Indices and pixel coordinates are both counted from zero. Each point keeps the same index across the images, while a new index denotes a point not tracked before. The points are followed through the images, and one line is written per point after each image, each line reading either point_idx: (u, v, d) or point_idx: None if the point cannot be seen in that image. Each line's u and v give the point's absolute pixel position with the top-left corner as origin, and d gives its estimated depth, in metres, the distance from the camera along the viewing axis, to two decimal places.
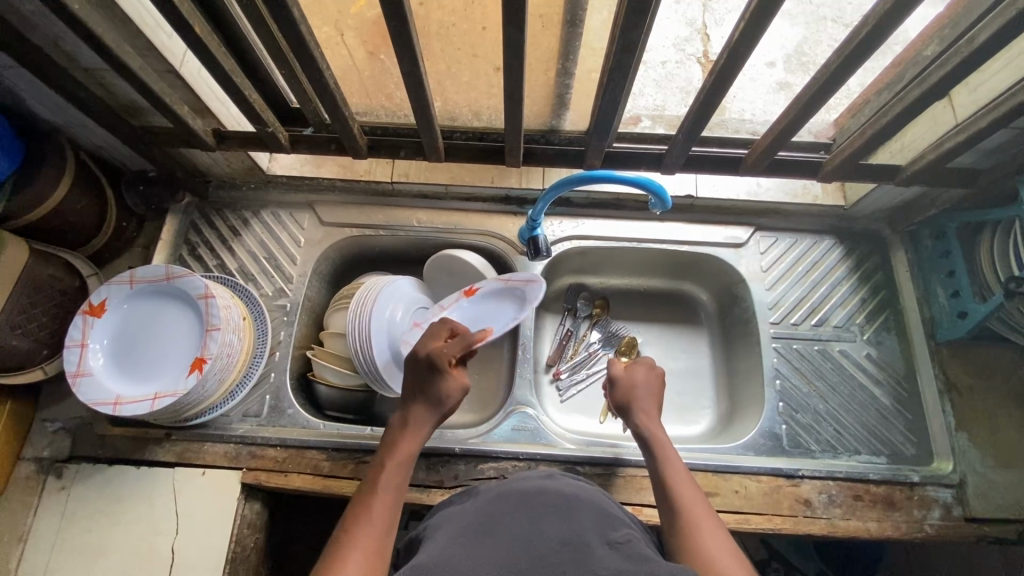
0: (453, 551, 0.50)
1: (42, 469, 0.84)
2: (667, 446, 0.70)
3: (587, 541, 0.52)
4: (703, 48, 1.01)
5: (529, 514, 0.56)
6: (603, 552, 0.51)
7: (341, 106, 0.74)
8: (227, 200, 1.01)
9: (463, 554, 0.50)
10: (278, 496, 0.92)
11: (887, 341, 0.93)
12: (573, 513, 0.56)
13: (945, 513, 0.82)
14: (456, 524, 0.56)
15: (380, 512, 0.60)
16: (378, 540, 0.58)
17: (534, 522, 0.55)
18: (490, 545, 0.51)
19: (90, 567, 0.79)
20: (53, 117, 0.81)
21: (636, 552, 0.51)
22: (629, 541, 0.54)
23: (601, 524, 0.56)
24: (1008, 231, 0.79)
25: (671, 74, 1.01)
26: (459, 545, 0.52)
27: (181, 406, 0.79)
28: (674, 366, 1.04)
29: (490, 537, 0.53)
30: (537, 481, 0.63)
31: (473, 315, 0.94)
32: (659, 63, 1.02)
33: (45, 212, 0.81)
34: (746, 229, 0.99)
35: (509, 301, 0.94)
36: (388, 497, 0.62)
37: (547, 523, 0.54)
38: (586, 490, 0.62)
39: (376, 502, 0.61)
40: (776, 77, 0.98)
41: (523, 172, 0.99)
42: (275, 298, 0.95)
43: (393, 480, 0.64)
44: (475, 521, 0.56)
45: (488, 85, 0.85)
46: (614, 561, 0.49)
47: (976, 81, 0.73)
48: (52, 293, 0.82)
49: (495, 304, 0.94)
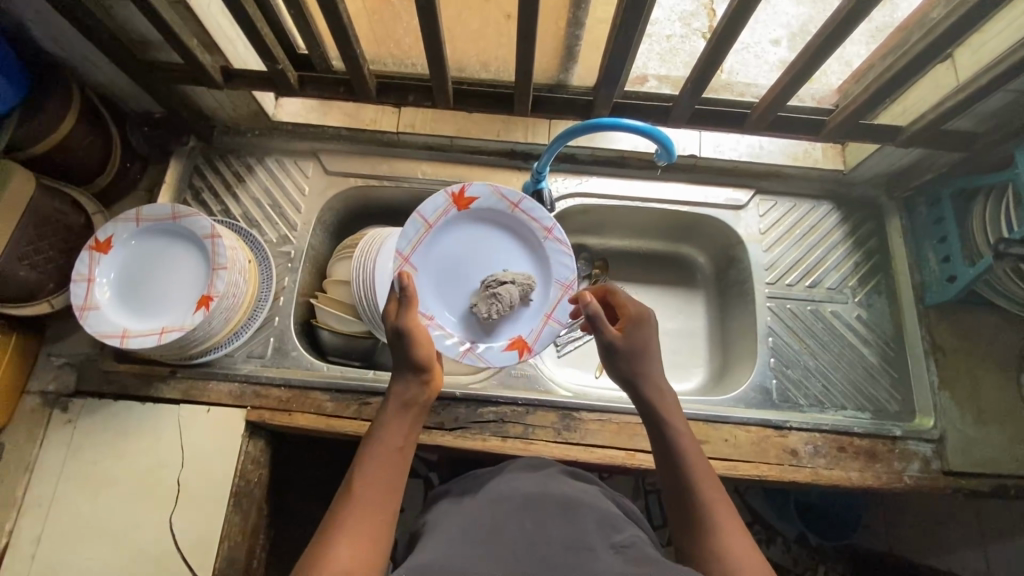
0: (460, 553, 0.52)
1: (48, 403, 0.86)
2: (676, 431, 0.67)
3: (592, 544, 0.54)
4: (710, 22, 0.95)
5: (532, 517, 0.57)
6: (607, 555, 0.53)
7: (353, 45, 0.73)
8: (232, 146, 1.00)
9: (471, 558, 0.52)
10: (281, 437, 0.94)
11: (877, 303, 0.96)
12: (577, 515, 0.58)
13: (924, 466, 0.85)
14: (456, 524, 0.57)
15: (371, 494, 0.58)
16: (371, 524, 0.56)
17: (538, 525, 0.56)
18: (498, 552, 0.53)
19: (97, 497, 0.81)
20: (59, 50, 0.81)
21: (639, 554, 0.54)
22: (633, 542, 0.56)
23: (603, 525, 0.57)
24: (1000, 196, 0.81)
25: (676, 49, 0.98)
26: (462, 544, 0.54)
27: (188, 342, 0.80)
28: (669, 326, 1.07)
29: (495, 540, 0.54)
30: (535, 483, 0.64)
31: (462, 227, 0.86)
32: (664, 37, 0.98)
33: (48, 147, 0.81)
34: (747, 191, 1.00)
35: (512, 232, 0.87)
36: (382, 480, 0.59)
37: (551, 526, 0.56)
38: (586, 493, 0.63)
39: (365, 482, 0.59)
40: (779, 56, 0.95)
41: (530, 128, 0.99)
42: (279, 245, 0.96)
43: (387, 463, 0.61)
44: (478, 524, 0.57)
45: (498, 33, 0.84)
46: (619, 565, 0.52)
47: (979, 41, 0.74)
48: (57, 227, 0.83)
49: (486, 219, 0.86)
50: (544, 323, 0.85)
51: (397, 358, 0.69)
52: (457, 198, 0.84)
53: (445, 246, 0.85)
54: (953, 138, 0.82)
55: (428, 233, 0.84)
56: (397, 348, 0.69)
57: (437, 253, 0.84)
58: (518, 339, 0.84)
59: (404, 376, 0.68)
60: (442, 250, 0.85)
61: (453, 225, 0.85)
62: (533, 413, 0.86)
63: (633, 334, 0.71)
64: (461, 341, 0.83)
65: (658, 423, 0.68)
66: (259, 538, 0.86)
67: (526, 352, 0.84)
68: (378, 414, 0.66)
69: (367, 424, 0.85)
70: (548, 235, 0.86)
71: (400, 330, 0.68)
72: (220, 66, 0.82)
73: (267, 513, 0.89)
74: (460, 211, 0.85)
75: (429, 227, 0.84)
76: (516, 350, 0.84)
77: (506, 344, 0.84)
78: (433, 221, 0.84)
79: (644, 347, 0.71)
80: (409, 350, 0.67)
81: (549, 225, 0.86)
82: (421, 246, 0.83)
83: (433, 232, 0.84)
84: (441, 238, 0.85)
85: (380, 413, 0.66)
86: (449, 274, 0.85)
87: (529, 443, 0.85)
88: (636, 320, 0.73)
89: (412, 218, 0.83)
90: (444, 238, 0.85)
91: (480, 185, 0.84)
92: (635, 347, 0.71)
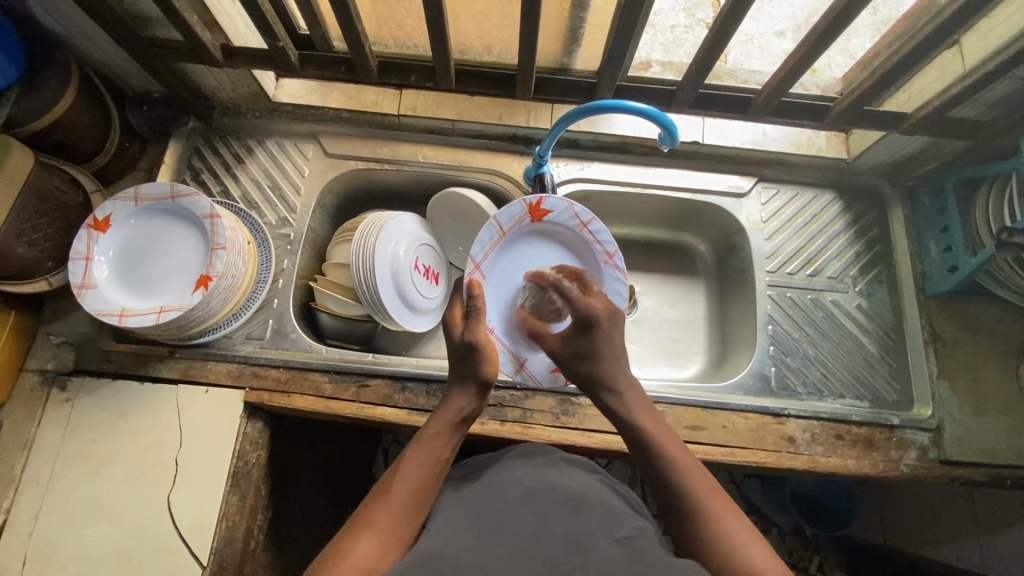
0: (461, 546, 0.51)
1: (46, 381, 0.86)
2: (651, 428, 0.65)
3: (594, 540, 0.52)
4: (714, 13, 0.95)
5: (534, 509, 0.56)
6: (610, 550, 0.51)
7: (355, 23, 0.73)
8: (232, 127, 1.00)
9: (473, 550, 0.51)
10: (279, 419, 0.94)
11: (878, 293, 0.96)
12: (581, 509, 0.56)
13: (920, 454, 0.86)
14: (457, 516, 0.57)
15: (405, 492, 0.57)
16: (399, 521, 0.56)
17: (540, 517, 0.55)
18: (499, 544, 0.52)
19: (95, 475, 0.81)
20: (58, 26, 0.80)
21: (643, 547, 0.52)
22: (636, 536, 0.54)
23: (607, 519, 0.56)
24: (1004, 186, 0.80)
25: (679, 39, 0.97)
26: (461, 538, 0.52)
27: (187, 322, 0.80)
28: (669, 314, 1.07)
29: (497, 531, 0.53)
30: (540, 474, 0.63)
31: (531, 238, 0.85)
32: (668, 27, 0.97)
33: (45, 123, 0.80)
34: (750, 178, 0.99)
35: (580, 250, 0.86)
36: (420, 480, 0.59)
37: (553, 519, 0.54)
38: (590, 486, 0.62)
39: (401, 480, 0.58)
40: (783, 47, 0.94)
41: (533, 111, 0.98)
42: (279, 227, 0.95)
43: (428, 465, 0.61)
44: (479, 514, 0.56)
45: (502, 14, 0.84)
46: (622, 559, 0.50)
47: (986, 28, 0.73)
48: (56, 205, 0.82)
49: (558, 233, 0.85)
50: None
51: (461, 371, 0.69)
52: (533, 208, 0.82)
53: (512, 257, 0.85)
54: (959, 126, 0.81)
55: (499, 239, 0.84)
56: (462, 361, 0.69)
57: (504, 263, 0.85)
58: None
59: (463, 387, 0.68)
60: (511, 259, 0.85)
61: (524, 235, 0.85)
62: (531, 398, 0.86)
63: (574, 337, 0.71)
64: (514, 356, 0.83)
65: (633, 423, 0.65)
66: (257, 518, 0.86)
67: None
68: (430, 419, 0.66)
69: (366, 407, 0.85)
70: (609, 260, 0.84)
71: (468, 342, 0.70)
72: (220, 43, 0.81)
73: (265, 494, 0.89)
74: (533, 222, 0.84)
75: (501, 235, 0.84)
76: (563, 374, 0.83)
77: (554, 365, 0.83)
78: (506, 228, 0.84)
79: (590, 352, 0.69)
80: (476, 365, 0.67)
81: (612, 250, 0.84)
82: (490, 252, 0.84)
83: (505, 239, 0.84)
84: (510, 247, 0.85)
85: (432, 418, 0.66)
86: (509, 284, 0.85)
87: (527, 427, 0.85)
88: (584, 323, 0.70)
89: (488, 223, 0.83)
90: (513, 246, 0.85)
91: (558, 198, 0.82)
92: (581, 350, 0.69)
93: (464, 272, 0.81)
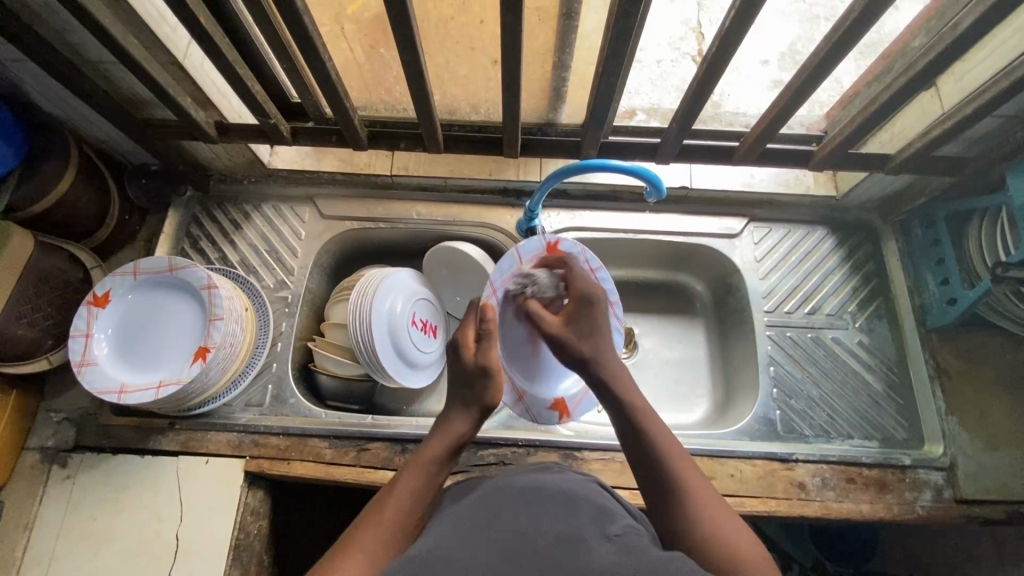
0: (446, 542, 0.48)
1: (47, 459, 0.85)
2: (655, 433, 0.61)
3: (584, 535, 0.49)
4: (698, 46, 0.99)
5: (526, 506, 0.52)
6: (599, 545, 0.47)
7: (343, 98, 0.75)
8: (228, 194, 1.02)
9: (461, 550, 0.47)
10: (280, 485, 0.93)
11: (878, 328, 0.95)
12: (572, 506, 0.53)
13: (936, 495, 0.84)
14: (444, 520, 0.52)
15: (396, 515, 0.55)
16: (395, 540, 0.53)
17: (530, 514, 0.51)
18: (485, 542, 0.48)
19: (94, 555, 0.80)
20: (59, 111, 0.83)
21: (634, 542, 0.49)
22: (627, 532, 0.51)
23: (597, 516, 0.52)
24: (995, 219, 0.81)
25: (667, 73, 1.00)
26: (449, 541, 0.48)
27: (186, 395, 0.80)
28: (671, 356, 1.06)
29: (483, 533, 0.49)
30: (533, 475, 0.59)
31: None
32: (654, 62, 1.00)
33: (47, 205, 0.82)
34: (740, 219, 1.00)
35: None
36: (414, 503, 0.57)
37: (540, 514, 0.51)
38: (584, 485, 0.58)
39: (394, 502, 0.56)
40: (769, 75, 0.97)
41: (522, 164, 1.01)
42: (276, 290, 0.96)
43: (421, 492, 0.58)
44: (465, 515, 0.52)
45: (487, 78, 0.86)
46: (613, 554, 0.46)
47: (961, 70, 0.75)
48: (56, 284, 0.83)
49: None
50: (588, 394, 0.88)
51: (464, 393, 0.68)
52: (553, 247, 0.80)
53: None
54: (943, 163, 0.82)
55: (517, 272, 0.80)
56: (469, 381, 0.68)
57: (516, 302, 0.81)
58: (562, 402, 0.87)
59: (464, 411, 0.67)
60: None
61: None
62: (534, 454, 0.86)
63: (575, 318, 0.72)
64: (515, 389, 0.84)
65: (637, 420, 0.62)
66: None
67: (565, 416, 0.87)
68: (425, 440, 0.64)
69: (367, 471, 0.84)
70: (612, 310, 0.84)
71: (481, 366, 0.68)
72: (214, 120, 0.84)
73: (267, 565, 0.88)
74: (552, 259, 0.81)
75: (521, 267, 0.80)
76: (557, 412, 0.87)
77: (550, 403, 0.86)
78: (526, 261, 0.80)
79: (591, 330, 0.70)
80: (484, 390, 0.67)
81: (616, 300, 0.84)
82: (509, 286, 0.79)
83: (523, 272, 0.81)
84: None
85: (428, 439, 0.64)
86: (518, 319, 0.82)
87: None
88: (586, 303, 0.73)
89: (508, 254, 0.79)
90: None
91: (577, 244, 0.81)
92: (584, 330, 0.71)
93: (481, 298, 0.78)
